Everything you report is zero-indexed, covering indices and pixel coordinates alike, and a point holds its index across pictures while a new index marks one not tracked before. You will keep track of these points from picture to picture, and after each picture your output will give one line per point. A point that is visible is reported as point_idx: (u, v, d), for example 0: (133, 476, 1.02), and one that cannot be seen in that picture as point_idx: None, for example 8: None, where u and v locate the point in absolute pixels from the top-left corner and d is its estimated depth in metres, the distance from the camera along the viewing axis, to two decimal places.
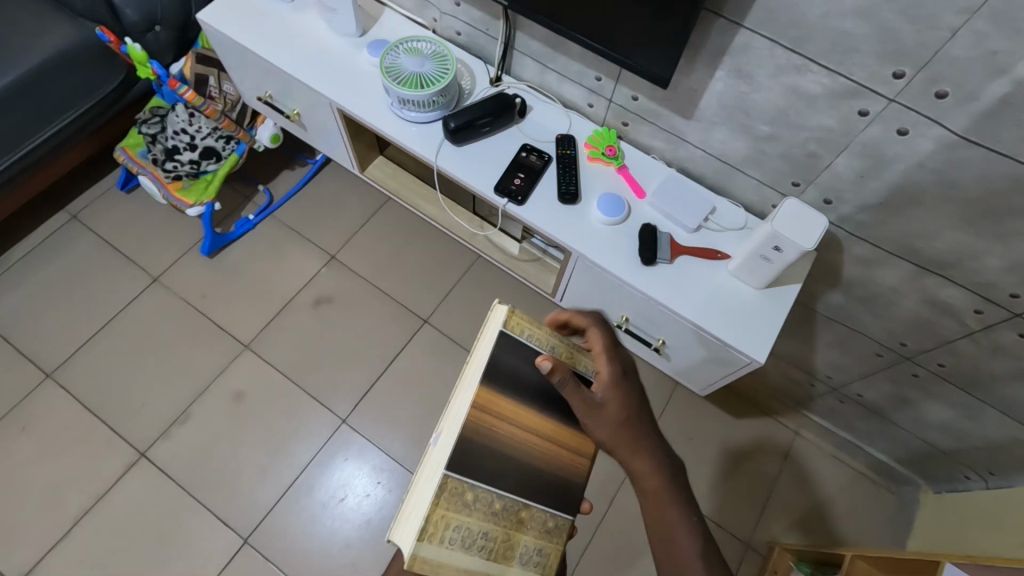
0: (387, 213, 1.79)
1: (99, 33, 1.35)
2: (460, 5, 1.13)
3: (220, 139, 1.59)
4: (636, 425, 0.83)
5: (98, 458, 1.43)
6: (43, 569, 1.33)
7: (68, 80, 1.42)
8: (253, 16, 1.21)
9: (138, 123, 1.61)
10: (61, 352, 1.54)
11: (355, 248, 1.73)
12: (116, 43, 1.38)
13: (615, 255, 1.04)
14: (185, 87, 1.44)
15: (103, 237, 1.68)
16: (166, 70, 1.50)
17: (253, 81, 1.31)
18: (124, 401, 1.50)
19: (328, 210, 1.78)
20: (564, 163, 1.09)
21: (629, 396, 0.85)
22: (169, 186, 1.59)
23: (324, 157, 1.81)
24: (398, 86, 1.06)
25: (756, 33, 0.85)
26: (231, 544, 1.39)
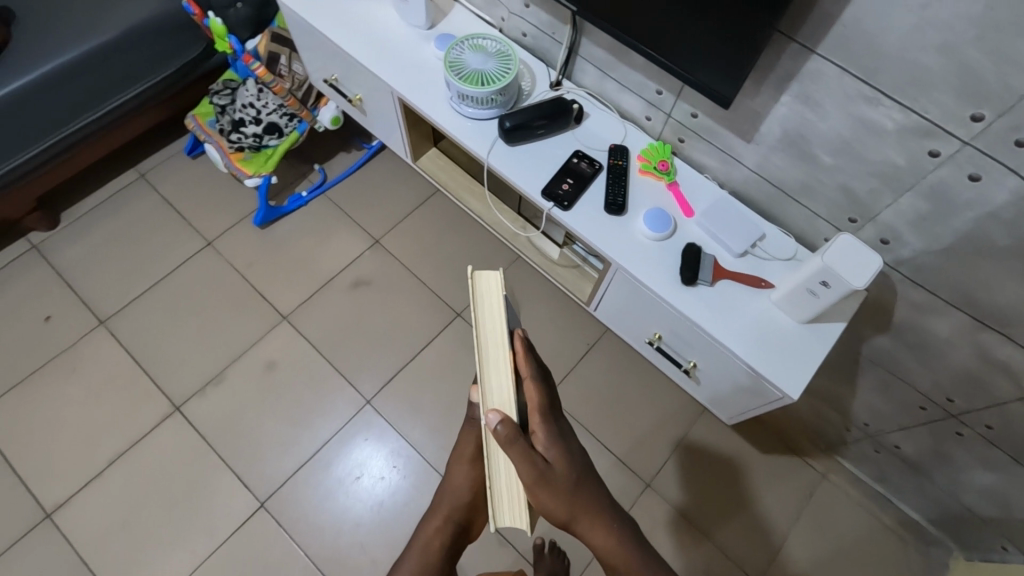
0: (434, 204, 1.82)
1: (186, 5, 1.42)
2: (529, 7, 1.13)
3: (284, 116, 1.65)
4: (585, 489, 0.76)
5: (137, 406, 1.51)
6: (75, 504, 1.41)
7: (156, 45, 1.51)
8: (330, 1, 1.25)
9: (210, 93, 1.69)
10: (115, 302, 1.62)
11: (399, 235, 1.77)
12: (200, 15, 1.45)
13: (655, 271, 1.03)
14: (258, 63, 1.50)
15: (166, 198, 1.77)
16: (242, 46, 1.57)
17: (321, 63, 1.35)
18: (166, 355, 1.57)
19: (378, 195, 1.82)
20: (614, 174, 1.09)
21: (577, 457, 0.77)
22: (231, 156, 1.66)
23: (380, 143, 1.85)
24: (459, 81, 1.08)
25: (828, 60, 0.82)
26: (248, 505, 1.44)
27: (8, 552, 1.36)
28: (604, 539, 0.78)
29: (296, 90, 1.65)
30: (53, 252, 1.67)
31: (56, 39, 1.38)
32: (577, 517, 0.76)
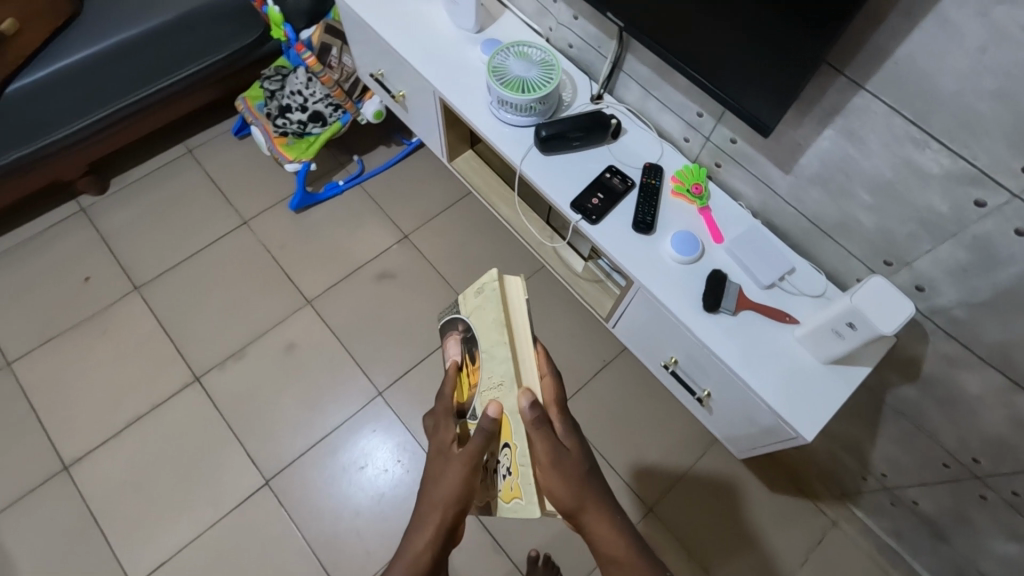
0: (466, 206, 1.83)
1: None
2: (578, 19, 1.14)
3: (329, 106, 1.69)
4: (596, 484, 0.81)
5: (159, 372, 1.56)
6: (92, 459, 1.46)
7: (217, 27, 1.56)
8: None
9: (262, 78, 1.74)
10: (151, 270, 1.68)
11: (428, 233, 1.79)
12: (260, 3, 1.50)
13: (677, 294, 1.01)
14: (309, 53, 1.55)
15: (210, 175, 1.83)
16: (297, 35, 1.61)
17: (370, 58, 1.38)
18: (192, 326, 1.62)
19: (412, 191, 1.85)
20: (646, 193, 1.07)
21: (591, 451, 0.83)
22: (275, 140, 1.70)
23: (419, 140, 1.88)
24: (500, 86, 1.09)
25: (877, 97, 0.80)
26: (253, 481, 1.47)
27: (25, 498, 1.41)
28: (607, 536, 0.80)
29: (343, 82, 1.68)
30: (99, 216, 1.75)
31: (124, 14, 1.45)
32: (585, 505, 0.80)
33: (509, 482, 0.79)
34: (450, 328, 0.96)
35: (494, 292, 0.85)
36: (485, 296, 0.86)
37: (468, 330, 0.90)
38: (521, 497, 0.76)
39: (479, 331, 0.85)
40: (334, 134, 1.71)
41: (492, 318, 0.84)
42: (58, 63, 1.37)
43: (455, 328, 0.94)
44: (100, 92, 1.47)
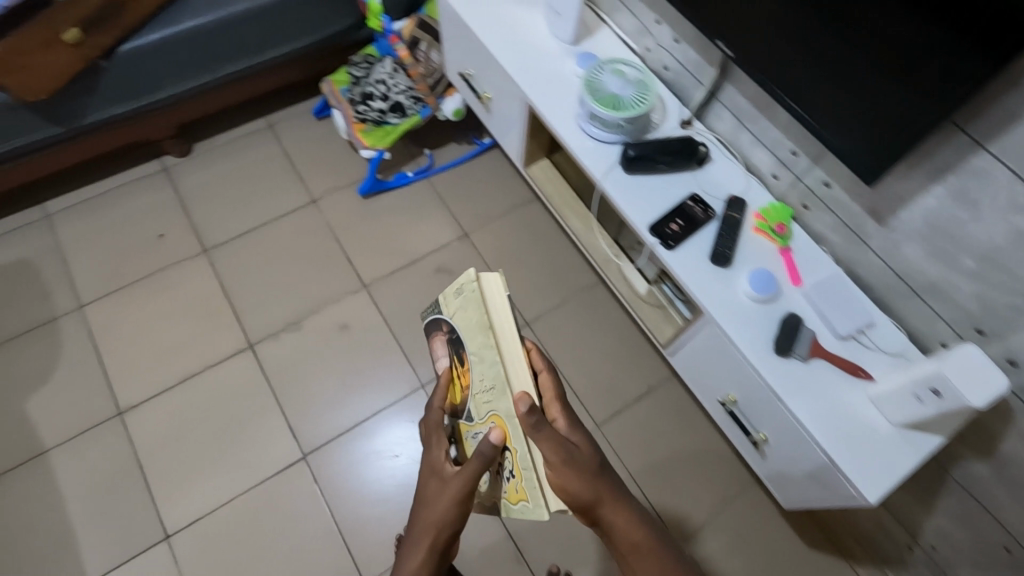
0: (528, 212, 1.84)
1: None
2: (679, 43, 1.13)
3: (410, 99, 1.73)
4: (609, 478, 0.83)
5: (217, 334, 1.61)
6: (143, 409, 1.51)
7: (320, 9, 1.61)
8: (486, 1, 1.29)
9: (350, 63, 1.78)
10: (221, 235, 1.74)
11: (488, 234, 1.80)
12: None
13: (748, 333, 0.99)
14: None
15: (286, 151, 1.88)
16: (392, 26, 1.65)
17: (461, 57, 1.40)
18: (253, 294, 1.67)
19: (478, 192, 1.86)
20: (727, 225, 1.06)
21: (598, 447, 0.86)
22: (354, 124, 1.74)
23: (491, 142, 1.89)
24: (593, 101, 1.09)
25: (1000, 161, 0.77)
26: (291, 454, 1.50)
27: (79, 437, 1.47)
28: (625, 526, 0.82)
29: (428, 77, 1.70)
30: (179, 177, 1.82)
31: None
32: (602, 498, 0.81)
33: (513, 485, 0.84)
34: (434, 327, 1.01)
35: (473, 293, 0.89)
36: (465, 298, 0.91)
37: (454, 333, 0.95)
38: (526, 500, 0.81)
39: (463, 333, 0.92)
40: (411, 126, 1.75)
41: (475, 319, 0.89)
42: (171, 29, 1.44)
43: (438, 329, 0.99)
44: (203, 60, 1.54)
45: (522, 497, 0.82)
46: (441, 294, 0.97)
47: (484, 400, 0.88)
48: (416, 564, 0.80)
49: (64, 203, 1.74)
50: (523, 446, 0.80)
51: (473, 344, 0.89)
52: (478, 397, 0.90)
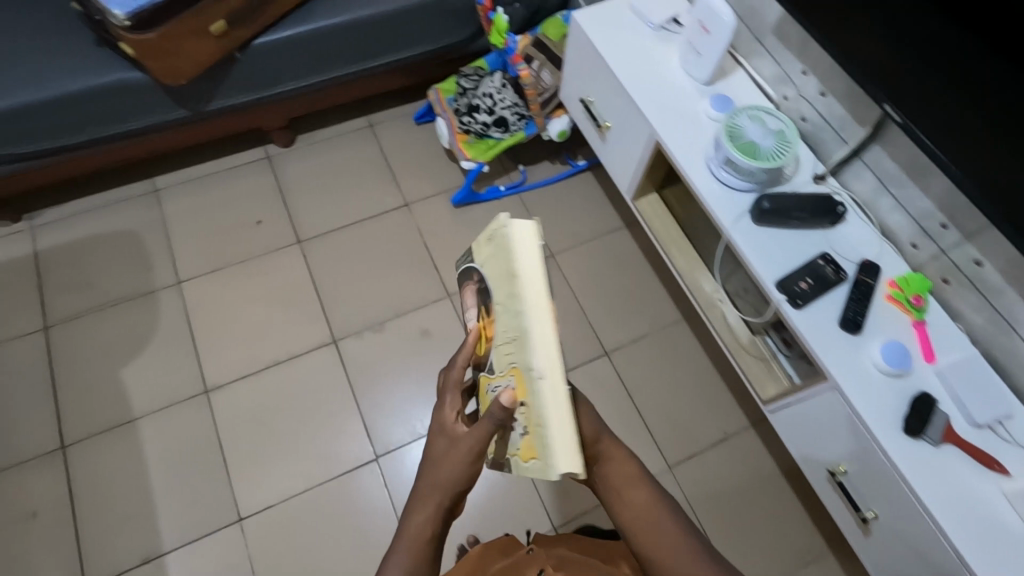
0: (616, 240, 1.83)
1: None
2: (825, 96, 1.10)
3: (515, 115, 1.73)
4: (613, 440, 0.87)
5: (304, 325, 1.65)
6: (229, 389, 1.55)
7: (443, 19, 1.63)
8: (621, 33, 1.29)
9: (459, 74, 1.80)
10: (315, 228, 1.78)
11: (575, 257, 1.80)
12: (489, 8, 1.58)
13: (875, 406, 0.95)
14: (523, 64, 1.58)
15: (385, 152, 1.92)
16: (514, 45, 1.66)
17: (583, 84, 1.40)
18: (341, 289, 1.70)
19: (567, 213, 1.86)
20: (859, 290, 1.02)
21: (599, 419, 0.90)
22: (457, 135, 1.76)
23: (587, 164, 1.89)
24: (731, 147, 1.07)
25: None
26: (364, 453, 1.52)
27: (167, 409, 1.52)
28: (629, 483, 0.84)
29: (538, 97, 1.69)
30: (281, 165, 1.87)
31: None
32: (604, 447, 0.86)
33: (527, 441, 0.77)
34: (467, 278, 0.90)
35: (502, 239, 0.78)
36: (496, 244, 0.80)
37: (481, 282, 0.84)
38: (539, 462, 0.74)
39: (492, 282, 0.82)
40: (512, 142, 1.75)
41: (503, 268, 0.79)
42: (304, 26, 1.48)
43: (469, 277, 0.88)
44: (326, 59, 1.58)
45: (534, 456, 0.75)
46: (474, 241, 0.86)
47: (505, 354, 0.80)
48: (422, 518, 0.80)
49: (172, 179, 1.81)
50: (539, 405, 0.72)
51: (501, 295, 0.79)
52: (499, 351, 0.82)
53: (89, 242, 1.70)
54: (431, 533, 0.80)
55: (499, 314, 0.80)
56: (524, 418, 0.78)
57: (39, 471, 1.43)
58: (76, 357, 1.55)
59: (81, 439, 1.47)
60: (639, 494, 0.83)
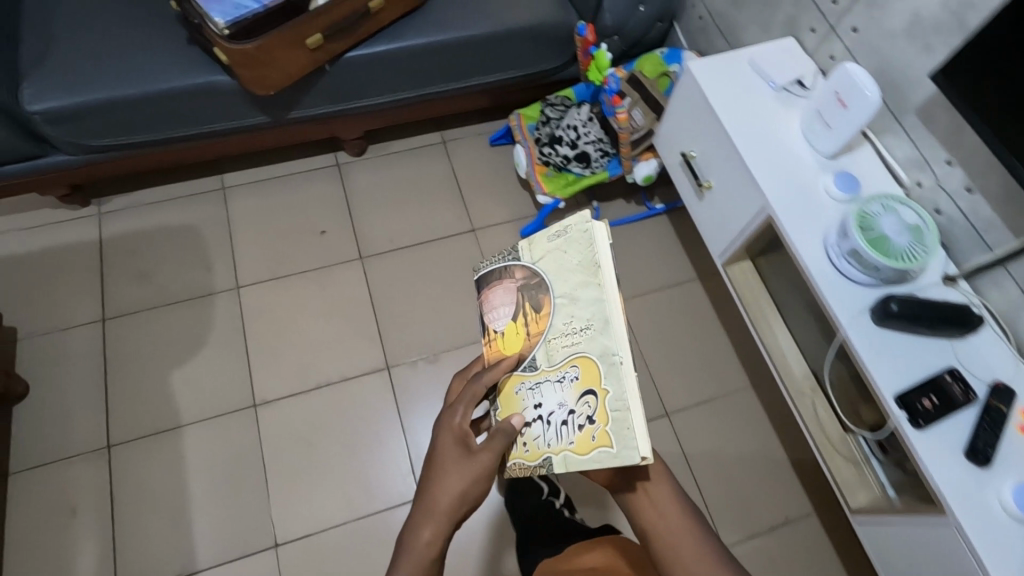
0: (687, 293, 1.74)
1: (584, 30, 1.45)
2: (972, 193, 0.99)
3: (598, 152, 1.63)
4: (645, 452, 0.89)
5: (359, 346, 1.60)
6: (278, 405, 1.51)
7: (537, 46, 1.55)
8: (739, 93, 1.20)
9: (544, 102, 1.71)
10: (379, 246, 1.73)
11: (642, 307, 1.71)
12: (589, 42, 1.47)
13: (1001, 554, 0.85)
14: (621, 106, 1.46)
15: (456, 172, 1.85)
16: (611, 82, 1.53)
17: (687, 136, 1.31)
18: (399, 312, 1.64)
19: (638, 258, 1.77)
20: (990, 417, 0.91)
21: None
22: (536, 167, 1.68)
23: (664, 209, 1.79)
24: (861, 240, 0.97)
25: None
26: (407, 491, 1.46)
27: (214, 419, 1.49)
28: (661, 498, 0.86)
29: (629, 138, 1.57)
30: (350, 175, 1.82)
31: (466, 11, 1.47)
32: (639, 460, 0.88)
33: (589, 432, 0.78)
34: (498, 276, 0.93)
35: (581, 235, 0.85)
36: (567, 240, 0.87)
37: (536, 278, 0.89)
38: (609, 446, 0.76)
39: (553, 276, 0.87)
40: (592, 180, 1.66)
41: (575, 262, 0.85)
42: (399, 42, 1.42)
43: (508, 275, 0.92)
44: (413, 77, 1.51)
45: (603, 442, 0.76)
46: (526, 239, 0.92)
47: (566, 343, 0.84)
48: (432, 533, 0.81)
49: (241, 177, 1.77)
50: (617, 386, 0.77)
51: (567, 287, 0.85)
52: (555, 341, 0.85)
53: (152, 235, 1.67)
54: (439, 544, 0.82)
55: (561, 306, 0.85)
56: (586, 407, 0.80)
57: (82, 468, 1.41)
58: (129, 354, 1.53)
59: (127, 440, 1.45)
60: (659, 490, 0.86)
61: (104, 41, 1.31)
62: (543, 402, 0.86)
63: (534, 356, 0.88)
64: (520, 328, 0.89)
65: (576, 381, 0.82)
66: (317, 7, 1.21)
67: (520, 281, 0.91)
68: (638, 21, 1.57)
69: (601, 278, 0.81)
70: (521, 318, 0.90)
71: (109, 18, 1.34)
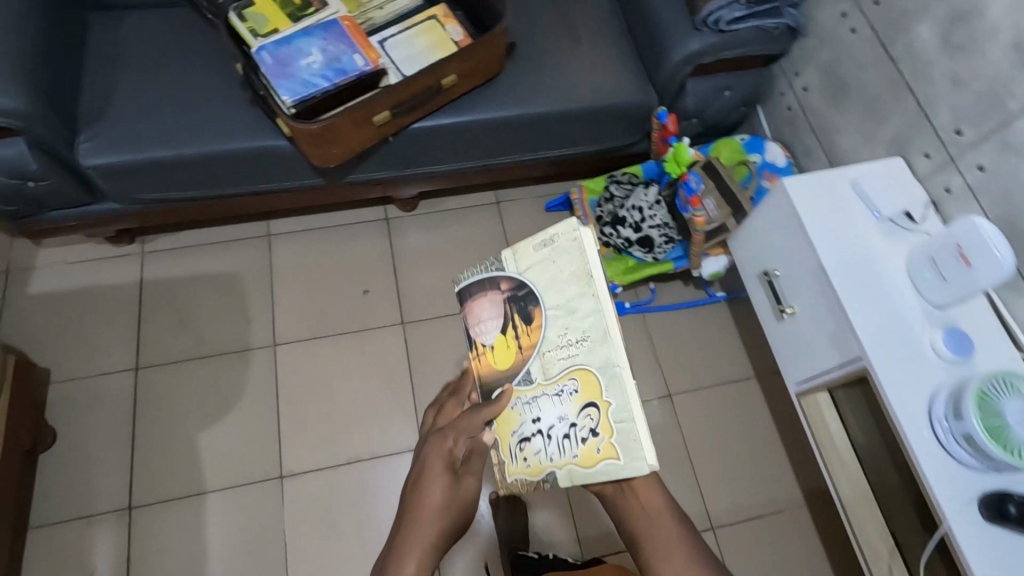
0: (742, 391, 1.63)
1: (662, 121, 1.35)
2: None
3: (662, 237, 1.55)
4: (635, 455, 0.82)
5: (393, 420, 1.53)
6: (305, 478, 1.45)
7: (609, 125, 1.46)
8: (839, 219, 1.09)
9: (610, 178, 1.62)
10: (422, 312, 1.66)
11: (693, 403, 1.61)
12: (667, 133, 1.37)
13: None
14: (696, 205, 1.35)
15: (508, 237, 1.77)
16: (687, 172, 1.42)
17: (772, 254, 1.19)
18: (438, 386, 1.57)
19: (693, 348, 1.67)
20: None
21: None
22: (595, 246, 1.59)
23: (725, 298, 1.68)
24: (980, 428, 0.87)
25: None
26: None
27: (240, 487, 1.43)
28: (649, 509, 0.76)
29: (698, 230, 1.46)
30: (398, 231, 1.75)
31: (538, 84, 1.38)
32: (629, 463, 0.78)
33: (592, 444, 0.72)
34: (481, 289, 0.84)
35: (571, 241, 0.77)
36: (556, 249, 0.79)
37: (523, 289, 0.81)
38: (615, 459, 0.71)
39: (545, 286, 0.79)
40: (653, 266, 1.57)
41: (569, 267, 0.77)
42: (464, 115, 1.34)
43: (493, 287, 0.84)
44: (477, 149, 1.44)
45: (610, 455, 0.71)
46: (510, 247, 0.83)
47: (561, 355, 0.77)
48: None
49: (288, 226, 1.72)
50: (620, 396, 0.71)
51: (561, 298, 0.77)
52: (550, 355, 0.78)
53: (194, 281, 1.63)
54: None
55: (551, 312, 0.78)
56: (588, 420, 0.74)
57: (102, 528, 1.37)
58: (160, 408, 1.49)
59: (149, 501, 1.40)
60: (650, 498, 0.76)
61: (167, 99, 1.27)
62: (540, 417, 0.79)
63: (528, 369, 0.81)
64: (507, 342, 0.82)
65: (576, 395, 0.75)
66: (389, 85, 1.14)
67: (505, 292, 0.83)
68: (720, 106, 1.47)
69: (595, 288, 0.75)
70: (510, 330, 0.83)
71: (174, 73, 1.30)
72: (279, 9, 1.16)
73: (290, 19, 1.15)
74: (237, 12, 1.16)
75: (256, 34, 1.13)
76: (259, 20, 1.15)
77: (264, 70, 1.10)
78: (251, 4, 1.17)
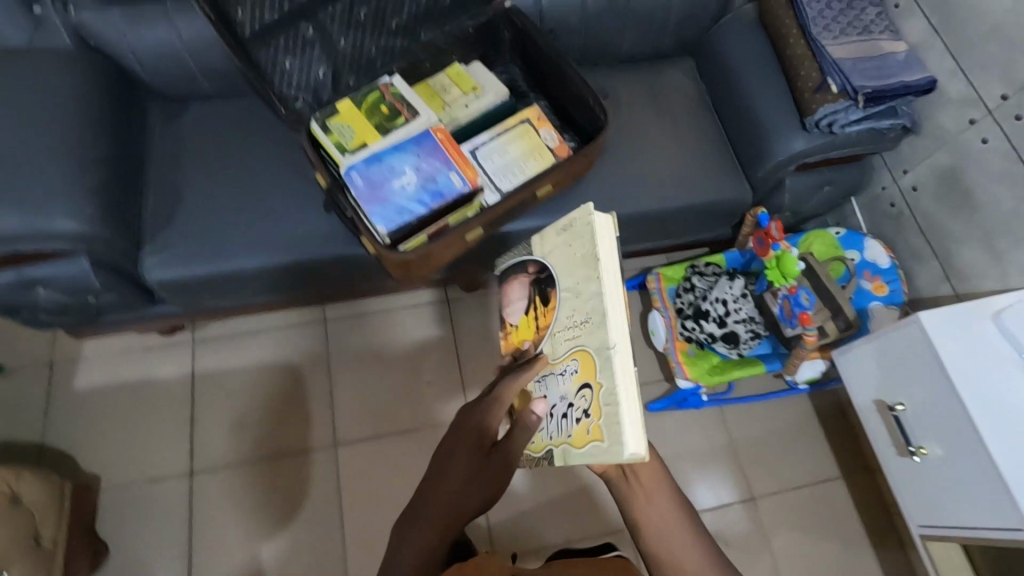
0: (830, 493, 1.53)
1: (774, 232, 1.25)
2: None
3: (747, 331, 1.45)
4: None
5: None
6: None
7: (697, 221, 1.37)
8: (986, 364, 0.99)
9: (690, 266, 1.54)
10: None
11: (779, 507, 1.51)
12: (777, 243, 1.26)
13: None
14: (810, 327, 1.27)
15: None
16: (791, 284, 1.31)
17: (896, 386, 1.11)
18: None
19: (775, 445, 1.57)
20: None
21: None
22: (676, 341, 1.49)
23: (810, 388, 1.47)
24: None
25: None
26: None
27: None
28: (659, 505, 0.73)
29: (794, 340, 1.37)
30: (459, 314, 1.65)
31: (627, 183, 1.31)
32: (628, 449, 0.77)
33: (584, 425, 0.73)
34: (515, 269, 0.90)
35: (584, 227, 0.76)
36: (573, 233, 0.79)
37: (544, 272, 0.84)
38: (601, 441, 0.70)
39: (559, 269, 0.81)
40: (738, 362, 1.47)
41: (580, 253, 0.77)
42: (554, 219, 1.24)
43: (522, 270, 0.89)
44: None
45: (595, 437, 0.71)
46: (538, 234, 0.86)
47: (567, 336, 0.78)
48: (435, 539, 0.67)
49: (344, 309, 1.62)
50: (610, 380, 0.71)
51: (569, 279, 0.79)
52: (560, 334, 0.80)
53: (247, 373, 1.53)
54: (431, 561, 0.65)
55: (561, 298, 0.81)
56: (583, 400, 0.75)
57: None
58: (216, 517, 1.40)
59: None
60: (653, 487, 0.75)
61: (239, 203, 1.19)
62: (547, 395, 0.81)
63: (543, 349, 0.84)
64: (531, 322, 0.86)
65: (576, 374, 0.76)
66: (489, 208, 1.05)
67: (532, 275, 0.88)
68: (817, 201, 1.38)
69: (600, 273, 0.74)
70: (532, 312, 0.88)
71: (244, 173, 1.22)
72: (367, 120, 1.07)
73: (379, 132, 1.05)
74: (322, 122, 1.07)
75: (343, 149, 1.04)
76: (345, 132, 1.05)
77: (354, 192, 1.01)
78: (335, 112, 1.07)
